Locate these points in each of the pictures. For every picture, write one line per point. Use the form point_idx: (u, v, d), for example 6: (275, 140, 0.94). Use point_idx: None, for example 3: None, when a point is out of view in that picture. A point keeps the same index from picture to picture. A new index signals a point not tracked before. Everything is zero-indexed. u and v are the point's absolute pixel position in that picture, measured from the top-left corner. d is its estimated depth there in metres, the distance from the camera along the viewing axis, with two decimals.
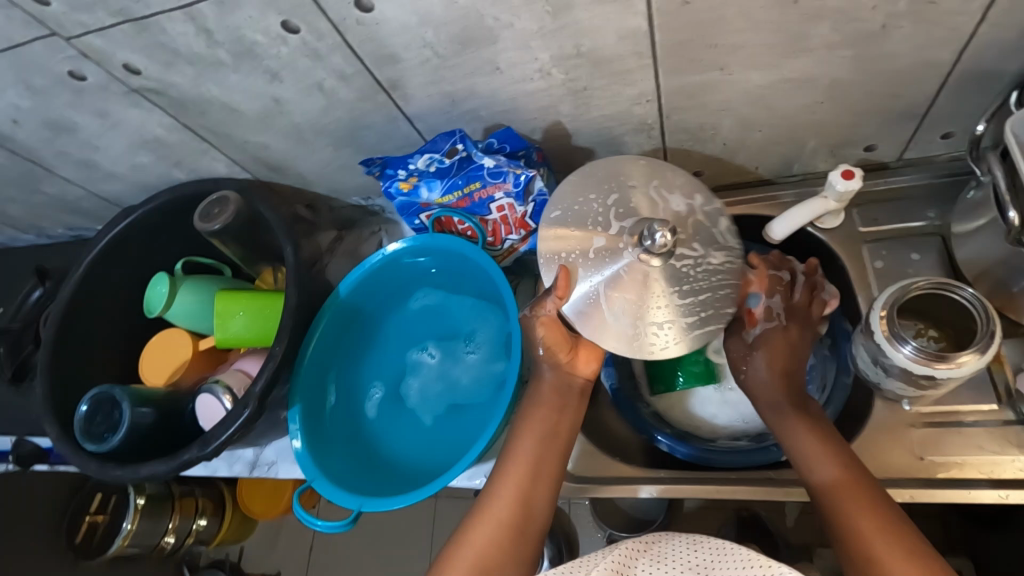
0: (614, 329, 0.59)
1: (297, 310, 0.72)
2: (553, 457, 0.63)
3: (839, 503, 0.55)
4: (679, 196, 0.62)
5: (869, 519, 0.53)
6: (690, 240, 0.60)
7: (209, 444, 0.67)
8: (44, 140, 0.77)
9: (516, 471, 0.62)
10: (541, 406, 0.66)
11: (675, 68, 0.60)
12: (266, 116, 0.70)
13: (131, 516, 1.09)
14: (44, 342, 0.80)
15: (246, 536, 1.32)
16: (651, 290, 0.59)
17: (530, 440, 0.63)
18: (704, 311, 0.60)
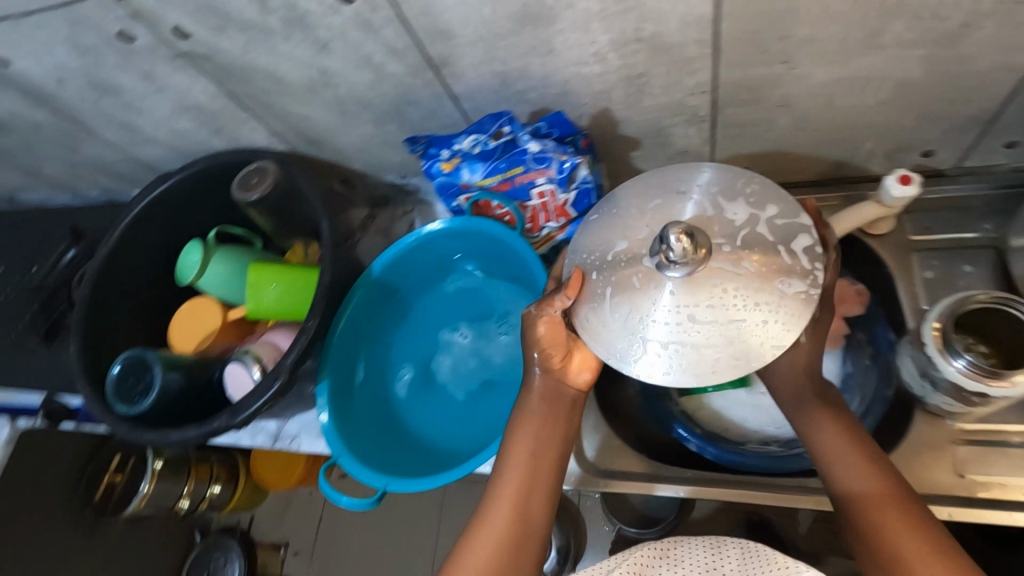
0: (610, 340, 0.53)
1: (331, 286, 0.72)
2: (547, 468, 0.60)
3: (867, 509, 0.53)
4: (742, 204, 0.53)
5: (902, 528, 0.51)
6: (733, 253, 0.50)
7: (238, 414, 0.68)
8: (88, 100, 0.77)
9: (509, 485, 0.58)
10: (529, 419, 0.61)
11: (737, 58, 0.58)
12: (312, 87, 0.69)
13: (148, 479, 1.11)
14: (79, 302, 0.81)
15: None
16: (661, 305, 0.51)
17: (520, 455, 0.59)
18: (727, 339, 0.50)
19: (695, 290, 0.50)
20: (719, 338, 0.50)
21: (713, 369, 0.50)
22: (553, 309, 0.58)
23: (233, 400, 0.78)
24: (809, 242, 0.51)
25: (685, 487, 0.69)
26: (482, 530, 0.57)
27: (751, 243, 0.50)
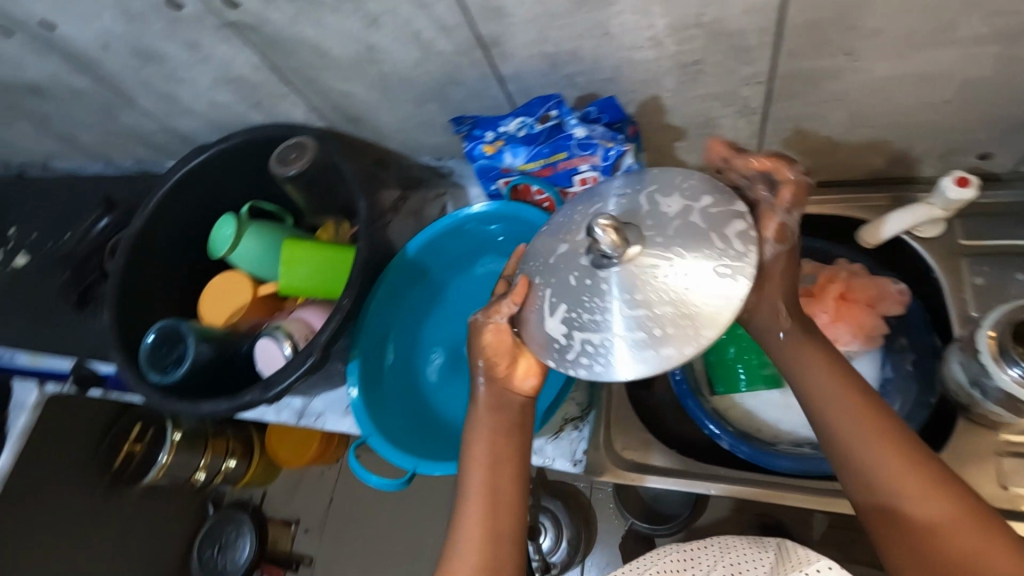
0: (548, 340, 0.52)
1: (366, 265, 0.71)
2: (509, 478, 0.57)
3: (893, 485, 0.49)
4: (677, 196, 0.52)
5: (934, 505, 0.48)
6: (663, 243, 0.49)
7: (270, 388, 0.68)
8: (130, 68, 0.77)
9: (474, 501, 0.55)
10: (474, 436, 0.58)
11: (798, 50, 0.56)
12: (357, 63, 0.68)
13: (167, 450, 1.22)
14: (115, 270, 0.82)
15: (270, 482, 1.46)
16: (600, 298, 0.49)
17: (478, 471, 0.56)
18: (665, 327, 0.47)
19: (633, 280, 0.48)
20: (667, 325, 0.47)
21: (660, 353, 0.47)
22: (500, 314, 0.57)
23: (263, 375, 0.78)
24: (744, 226, 0.49)
25: (717, 486, 0.68)
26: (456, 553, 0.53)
27: (683, 231, 0.49)
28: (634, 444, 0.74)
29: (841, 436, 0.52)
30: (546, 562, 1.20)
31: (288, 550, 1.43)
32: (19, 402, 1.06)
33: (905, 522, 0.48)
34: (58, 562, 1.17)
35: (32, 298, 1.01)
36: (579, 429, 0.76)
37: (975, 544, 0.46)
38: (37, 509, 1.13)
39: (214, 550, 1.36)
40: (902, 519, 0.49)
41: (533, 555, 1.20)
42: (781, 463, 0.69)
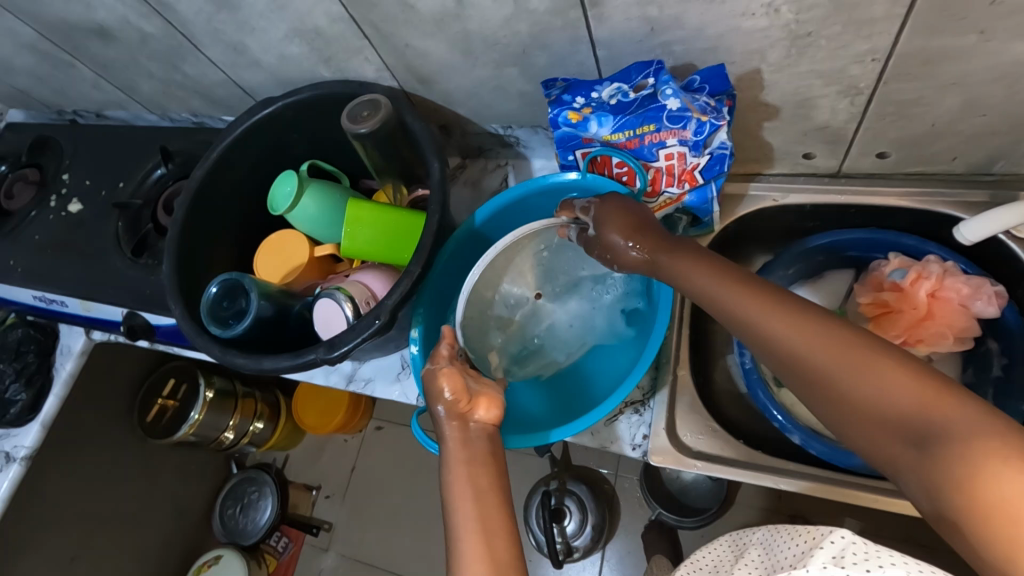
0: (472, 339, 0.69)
1: (438, 229, 0.69)
2: (499, 500, 0.52)
3: (809, 354, 0.46)
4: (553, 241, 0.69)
5: (844, 356, 0.44)
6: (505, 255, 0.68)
7: (335, 348, 0.67)
8: (204, 14, 0.75)
9: (468, 525, 0.50)
10: (452, 465, 0.54)
11: (927, 25, 0.53)
12: (443, 18, 0.65)
13: (200, 407, 1.22)
14: (177, 219, 0.81)
15: (291, 446, 1.51)
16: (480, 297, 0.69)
17: (465, 505, 0.51)
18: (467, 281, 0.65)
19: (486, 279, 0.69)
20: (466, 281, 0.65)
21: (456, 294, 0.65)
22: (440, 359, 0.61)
23: (321, 337, 0.77)
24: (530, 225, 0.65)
25: (788, 482, 0.66)
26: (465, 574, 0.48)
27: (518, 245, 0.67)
28: (701, 433, 0.72)
29: (754, 326, 0.50)
30: (569, 545, 1.19)
31: (307, 516, 1.45)
32: (65, 348, 1.03)
33: (830, 387, 0.45)
34: (94, 507, 1.19)
35: (84, 244, 1.02)
36: (639, 413, 0.74)
37: (894, 381, 0.42)
38: (76, 455, 1.14)
39: (237, 509, 1.40)
40: (827, 386, 0.45)
41: (556, 537, 1.19)
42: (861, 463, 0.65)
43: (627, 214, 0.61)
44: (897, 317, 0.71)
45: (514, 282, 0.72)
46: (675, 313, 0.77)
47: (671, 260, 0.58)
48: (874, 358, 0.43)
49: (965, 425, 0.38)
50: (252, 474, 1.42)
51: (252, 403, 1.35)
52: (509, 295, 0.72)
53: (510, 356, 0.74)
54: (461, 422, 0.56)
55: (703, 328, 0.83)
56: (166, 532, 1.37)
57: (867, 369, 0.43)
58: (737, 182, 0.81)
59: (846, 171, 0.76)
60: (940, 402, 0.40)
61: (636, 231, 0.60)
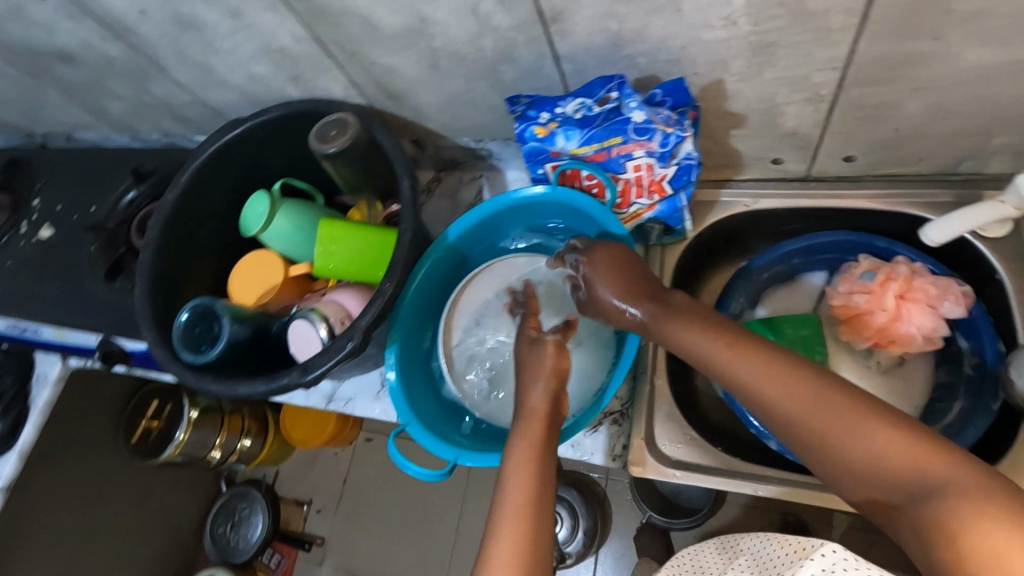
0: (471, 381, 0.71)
1: (411, 246, 0.69)
2: (543, 503, 0.52)
3: (815, 403, 0.48)
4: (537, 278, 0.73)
5: (841, 420, 0.47)
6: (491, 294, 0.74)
7: (309, 371, 0.66)
8: (167, 36, 0.74)
9: (508, 530, 0.50)
10: (521, 445, 0.56)
11: (887, 33, 0.53)
12: (406, 36, 0.65)
13: (184, 428, 1.20)
14: (149, 244, 0.79)
15: (282, 461, 1.49)
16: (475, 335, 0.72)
17: (513, 495, 0.52)
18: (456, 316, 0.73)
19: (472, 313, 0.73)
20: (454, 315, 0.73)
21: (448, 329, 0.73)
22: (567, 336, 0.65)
23: (298, 359, 0.76)
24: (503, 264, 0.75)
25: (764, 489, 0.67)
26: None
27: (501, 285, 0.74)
28: (682, 441, 0.72)
29: (753, 380, 0.51)
30: (561, 552, 1.19)
31: (300, 531, 1.44)
32: (41, 375, 1.00)
33: (827, 439, 0.47)
34: (78, 536, 1.17)
35: (56, 269, 1.00)
36: (618, 423, 0.74)
37: (892, 447, 0.44)
38: (56, 483, 1.11)
39: (228, 526, 1.38)
40: (827, 440, 0.47)
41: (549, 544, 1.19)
42: None
43: (625, 268, 0.62)
44: (867, 320, 0.71)
45: (494, 327, 0.72)
46: None
47: (668, 320, 0.58)
48: (873, 422, 0.46)
49: (959, 483, 0.41)
50: (243, 490, 1.41)
51: (239, 420, 1.32)
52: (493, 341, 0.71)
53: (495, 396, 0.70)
54: (541, 407, 0.59)
55: None
56: (153, 556, 1.35)
57: (865, 434, 0.45)
58: (709, 189, 0.81)
59: (815, 174, 0.76)
60: (934, 462, 0.42)
61: (633, 286, 0.61)
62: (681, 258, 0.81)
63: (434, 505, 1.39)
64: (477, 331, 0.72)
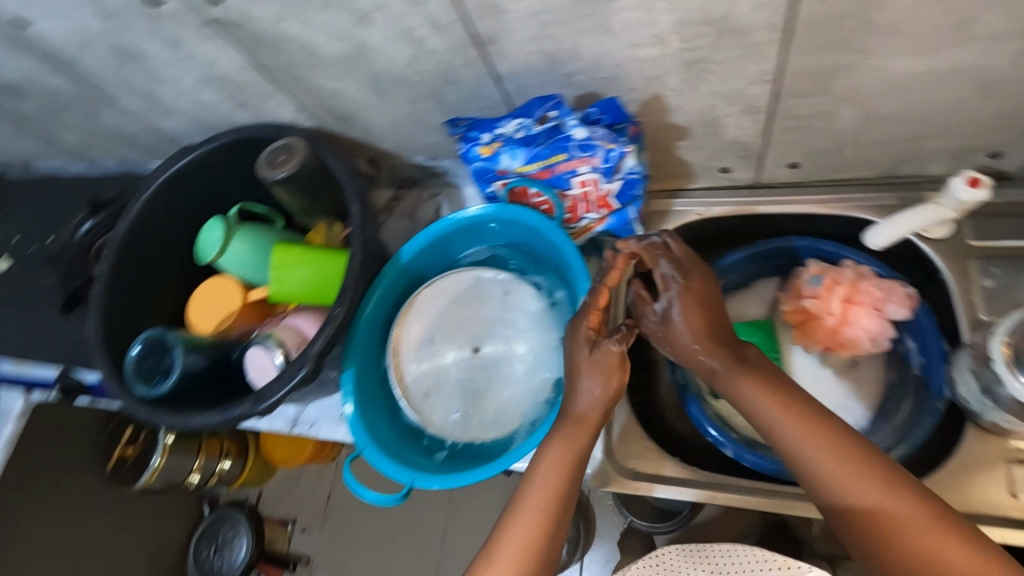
0: (423, 400, 0.71)
1: (361, 271, 0.69)
2: (563, 520, 0.56)
3: (869, 474, 0.50)
4: (483, 293, 0.75)
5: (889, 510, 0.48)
6: (436, 310, 0.74)
7: (262, 401, 0.66)
8: (109, 67, 0.73)
9: (522, 527, 0.55)
10: (559, 445, 0.59)
11: (810, 47, 0.54)
12: (347, 61, 0.65)
13: (160, 453, 1.17)
14: (100, 276, 0.78)
15: (266, 480, 1.45)
16: (424, 353, 0.73)
17: (537, 497, 0.57)
18: (402, 335, 0.74)
19: (420, 331, 0.74)
20: (403, 333, 0.74)
21: (398, 350, 0.73)
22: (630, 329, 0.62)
23: (255, 386, 0.76)
24: (446, 279, 0.75)
25: (716, 495, 0.68)
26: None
27: (447, 301, 0.75)
28: (639, 452, 0.73)
29: (804, 456, 0.52)
30: None
31: (285, 551, 1.41)
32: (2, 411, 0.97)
33: (889, 526, 0.48)
34: (55, 573, 1.15)
35: (13, 302, 0.98)
36: None
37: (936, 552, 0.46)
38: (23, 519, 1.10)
39: (211, 550, 1.36)
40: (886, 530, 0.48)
41: None
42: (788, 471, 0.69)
43: (706, 309, 0.59)
44: (817, 323, 0.72)
45: (444, 345, 0.73)
46: None
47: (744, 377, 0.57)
48: (932, 526, 0.47)
49: None
50: (224, 513, 1.38)
51: (217, 442, 1.28)
52: (443, 358, 0.73)
53: (448, 416, 0.71)
54: (594, 414, 0.59)
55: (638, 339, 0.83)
56: None
57: (914, 530, 0.47)
58: (662, 199, 0.81)
59: (764, 181, 0.77)
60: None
61: (712, 323, 0.59)
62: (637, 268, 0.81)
63: (417, 519, 1.37)
64: (427, 351, 0.73)
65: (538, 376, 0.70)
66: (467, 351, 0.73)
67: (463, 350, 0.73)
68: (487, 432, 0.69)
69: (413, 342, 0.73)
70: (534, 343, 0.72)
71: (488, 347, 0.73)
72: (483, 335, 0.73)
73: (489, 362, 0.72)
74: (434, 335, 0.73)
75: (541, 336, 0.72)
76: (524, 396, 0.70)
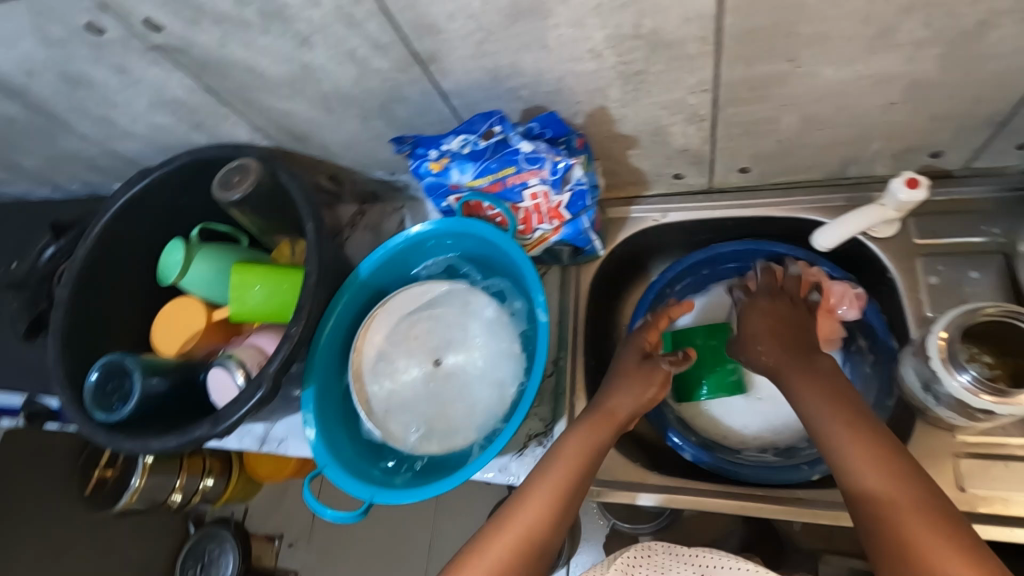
0: (384, 415, 0.71)
1: (318, 288, 0.69)
2: (566, 510, 0.59)
3: (893, 472, 0.48)
4: (442, 305, 0.75)
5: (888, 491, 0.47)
6: (395, 325, 0.75)
7: (221, 422, 0.66)
8: (61, 94, 0.74)
9: (531, 505, 0.58)
10: (579, 439, 0.64)
11: (741, 56, 0.55)
12: (294, 82, 0.66)
13: (140, 472, 1.16)
14: (60, 301, 0.78)
15: (251, 496, 1.40)
16: (385, 368, 0.73)
17: (549, 482, 0.60)
18: (363, 350, 0.74)
19: (382, 345, 0.74)
20: (363, 348, 0.74)
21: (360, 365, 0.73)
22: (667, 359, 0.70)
23: (218, 405, 0.76)
24: (405, 293, 0.76)
25: (671, 498, 0.69)
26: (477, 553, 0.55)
27: (407, 315, 0.75)
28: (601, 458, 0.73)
29: (834, 439, 0.52)
30: None
31: (272, 567, 1.35)
32: None
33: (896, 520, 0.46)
34: None
35: None
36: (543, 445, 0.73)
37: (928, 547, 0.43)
38: None
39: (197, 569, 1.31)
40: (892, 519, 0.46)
41: None
42: (745, 471, 0.70)
43: (776, 324, 0.65)
44: None
45: (404, 360, 0.73)
46: (567, 342, 0.79)
47: (794, 372, 0.59)
48: (922, 520, 0.45)
49: None
50: (210, 530, 1.34)
51: (199, 459, 1.27)
52: (403, 373, 0.73)
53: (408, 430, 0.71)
54: (621, 414, 0.66)
55: (600, 343, 0.85)
56: None
57: (906, 514, 0.45)
58: (619, 206, 0.83)
59: (718, 187, 0.78)
60: None
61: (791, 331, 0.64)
62: (596, 278, 0.83)
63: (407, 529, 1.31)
64: (388, 369, 0.73)
65: (498, 387, 0.71)
66: (428, 364, 0.73)
67: (423, 364, 0.73)
68: (449, 445, 0.70)
69: (374, 357, 0.74)
70: (492, 354, 0.72)
71: (450, 359, 0.73)
72: (443, 347, 0.74)
73: (451, 374, 0.73)
74: (394, 350, 0.74)
75: (498, 346, 0.72)
76: (485, 407, 0.70)
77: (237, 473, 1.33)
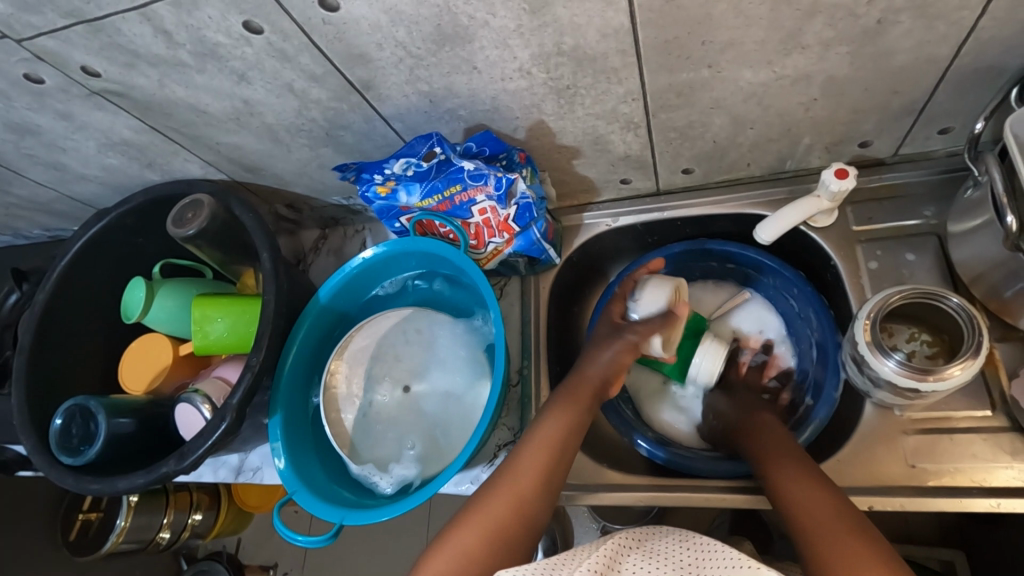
0: (359, 448, 0.72)
1: (275, 318, 0.70)
2: (552, 489, 0.61)
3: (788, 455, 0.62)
4: (404, 326, 0.76)
5: (814, 499, 0.55)
6: (360, 354, 0.76)
7: (186, 457, 0.66)
8: (9, 142, 0.75)
9: (530, 464, 0.62)
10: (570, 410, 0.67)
11: (662, 65, 0.57)
12: (237, 116, 0.67)
13: (125, 513, 1.14)
14: (21, 349, 0.77)
15: (244, 527, 1.36)
16: (355, 400, 0.74)
17: (545, 443, 0.64)
18: (331, 385, 0.75)
19: (352, 378, 0.75)
20: (334, 385, 0.75)
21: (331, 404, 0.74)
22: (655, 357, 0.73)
23: (187, 439, 0.77)
24: (369, 321, 0.77)
25: (638, 495, 0.69)
26: (469, 519, 0.58)
27: (374, 345, 0.76)
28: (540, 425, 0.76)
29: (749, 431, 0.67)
30: None
31: None
32: None
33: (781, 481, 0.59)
34: None
35: None
36: None
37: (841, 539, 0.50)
38: None
39: None
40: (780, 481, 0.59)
41: None
42: (700, 466, 0.72)
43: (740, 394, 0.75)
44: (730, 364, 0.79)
45: (375, 392, 0.74)
46: (530, 350, 0.80)
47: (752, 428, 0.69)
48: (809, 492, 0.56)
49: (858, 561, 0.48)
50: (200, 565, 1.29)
51: (186, 495, 1.23)
52: (375, 402, 0.74)
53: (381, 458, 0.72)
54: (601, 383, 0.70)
55: (565, 346, 0.87)
56: None
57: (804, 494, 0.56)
58: (572, 214, 0.85)
59: (665, 189, 0.80)
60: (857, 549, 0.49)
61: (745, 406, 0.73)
62: (554, 286, 0.84)
63: (403, 551, 1.23)
64: (358, 402, 0.74)
65: (464, 398, 0.73)
66: (398, 391, 0.74)
67: (393, 391, 0.74)
68: (419, 466, 0.70)
69: (343, 391, 0.75)
70: (453, 364, 0.74)
71: (417, 381, 0.74)
72: (411, 368, 0.75)
73: (421, 398, 0.74)
74: (362, 382, 0.75)
75: (461, 356, 0.74)
76: (450, 423, 0.72)
77: (227, 504, 1.30)
